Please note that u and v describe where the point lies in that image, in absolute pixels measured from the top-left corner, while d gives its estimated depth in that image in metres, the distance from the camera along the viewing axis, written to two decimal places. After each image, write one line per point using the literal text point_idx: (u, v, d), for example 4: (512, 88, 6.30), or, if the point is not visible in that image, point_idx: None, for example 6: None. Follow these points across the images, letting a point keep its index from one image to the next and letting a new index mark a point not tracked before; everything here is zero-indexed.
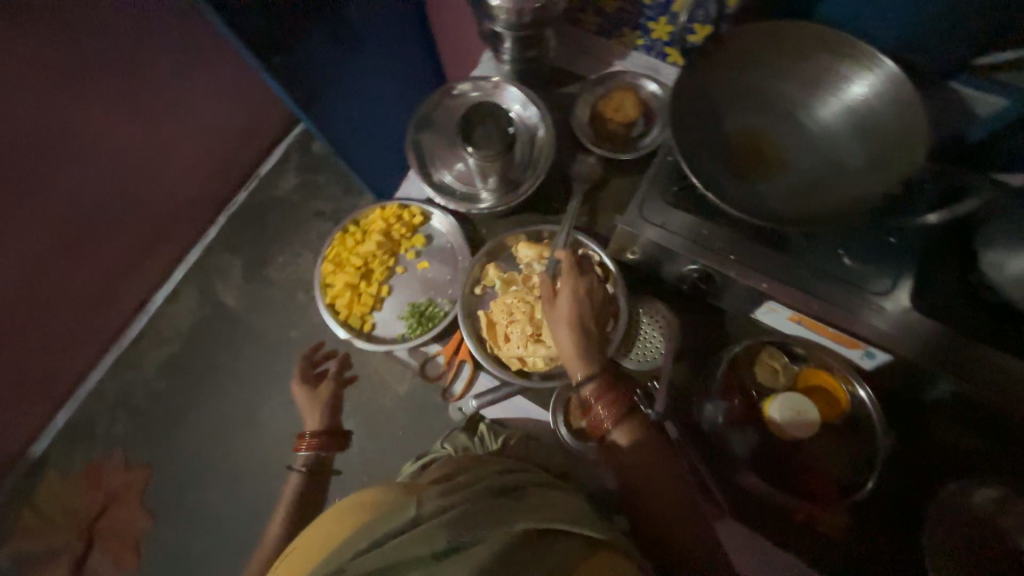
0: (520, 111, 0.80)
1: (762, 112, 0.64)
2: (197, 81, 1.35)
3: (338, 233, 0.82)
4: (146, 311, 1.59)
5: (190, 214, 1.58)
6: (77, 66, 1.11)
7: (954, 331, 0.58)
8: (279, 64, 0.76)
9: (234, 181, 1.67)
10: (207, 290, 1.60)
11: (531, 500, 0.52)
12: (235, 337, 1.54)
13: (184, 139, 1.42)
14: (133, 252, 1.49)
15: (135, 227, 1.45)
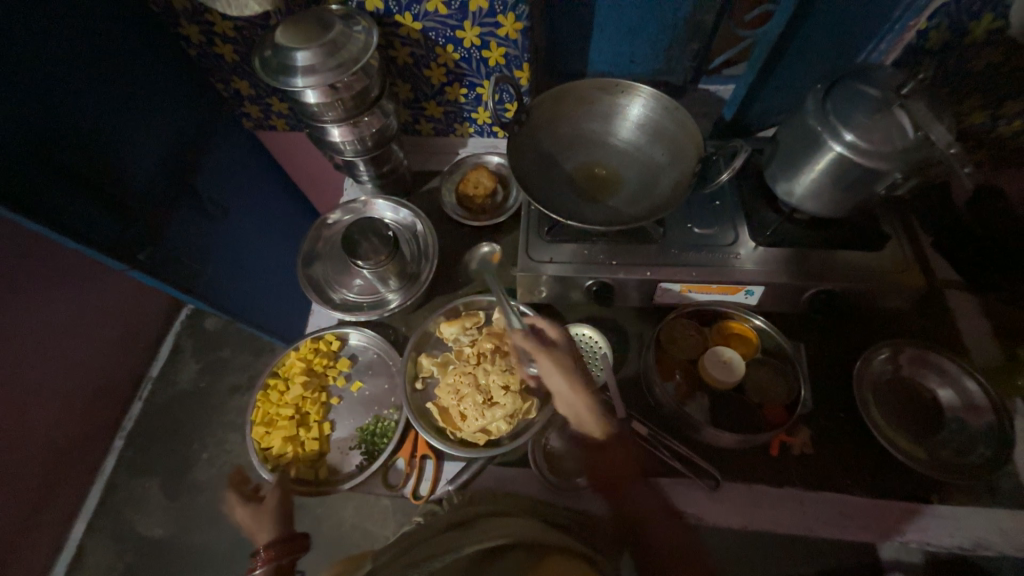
0: (394, 216, 0.88)
1: (586, 150, 0.78)
2: (60, 309, 1.26)
3: (260, 393, 0.79)
4: None
5: (80, 454, 1.38)
6: None
7: (793, 248, 0.73)
8: (145, 260, 0.75)
9: (124, 397, 1.51)
10: (123, 532, 1.37)
11: (487, 527, 0.53)
12: (176, 569, 1.32)
13: (56, 375, 1.28)
14: (15, 530, 1.23)
15: (14, 499, 1.22)
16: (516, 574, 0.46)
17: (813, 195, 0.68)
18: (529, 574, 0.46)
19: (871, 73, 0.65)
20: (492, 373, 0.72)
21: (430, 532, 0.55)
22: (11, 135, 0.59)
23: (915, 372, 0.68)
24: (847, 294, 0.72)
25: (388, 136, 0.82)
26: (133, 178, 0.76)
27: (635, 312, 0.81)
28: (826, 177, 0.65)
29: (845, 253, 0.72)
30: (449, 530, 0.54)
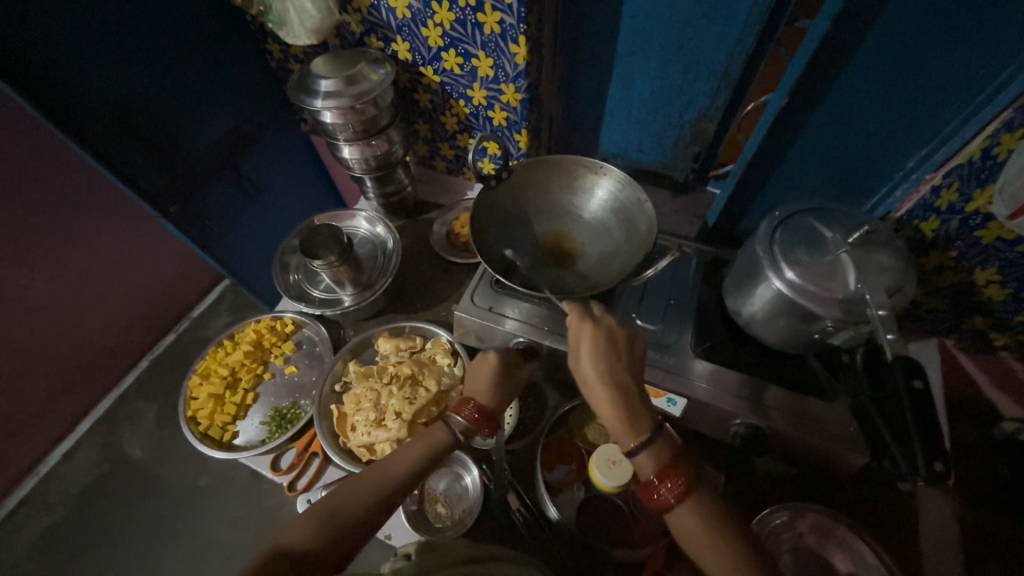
0: (371, 229, 0.96)
1: (558, 218, 0.83)
2: (138, 237, 1.44)
3: (212, 347, 0.88)
4: (36, 474, 1.40)
5: (108, 362, 1.51)
6: (12, 230, 1.16)
7: (732, 369, 0.70)
8: (175, 213, 0.91)
9: (163, 325, 1.66)
10: (110, 443, 1.45)
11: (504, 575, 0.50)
12: (136, 495, 1.33)
13: (114, 290, 1.44)
14: (32, 409, 1.35)
15: (44, 383, 1.36)
16: None
17: (760, 321, 0.65)
18: None
19: (837, 212, 0.63)
20: (394, 396, 0.76)
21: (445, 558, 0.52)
22: (103, 91, 0.77)
23: (824, 545, 0.60)
24: (774, 435, 0.66)
25: (392, 161, 0.93)
26: (189, 147, 0.92)
27: (563, 386, 0.79)
28: (768, 306, 0.62)
29: (782, 392, 0.67)
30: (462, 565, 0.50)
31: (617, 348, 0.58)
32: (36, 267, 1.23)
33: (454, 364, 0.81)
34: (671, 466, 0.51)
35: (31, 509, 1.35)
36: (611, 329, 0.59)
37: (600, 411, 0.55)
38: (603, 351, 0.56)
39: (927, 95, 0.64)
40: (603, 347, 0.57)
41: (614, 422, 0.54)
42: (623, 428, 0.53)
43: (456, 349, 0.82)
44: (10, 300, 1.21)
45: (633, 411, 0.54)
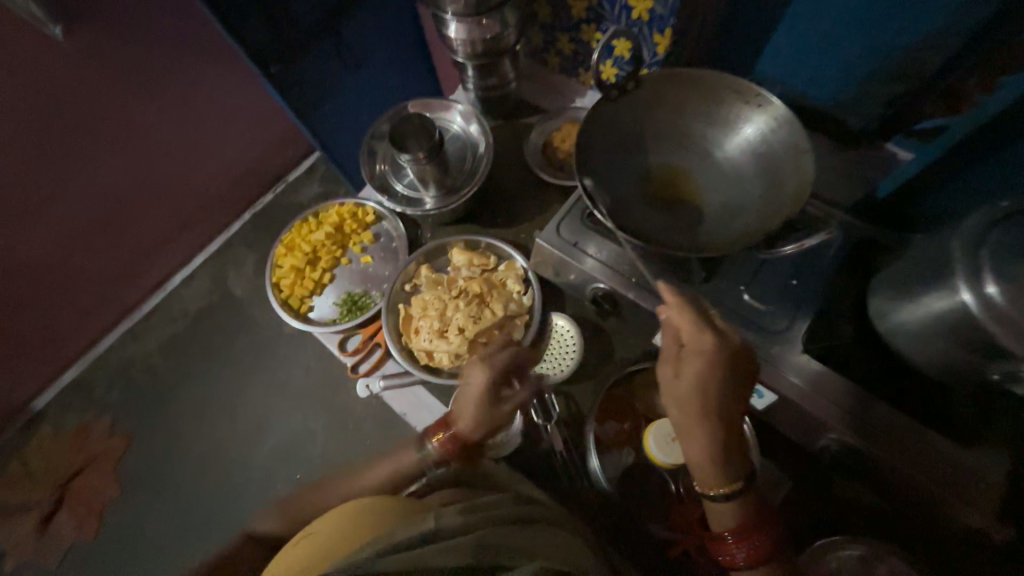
0: (464, 125, 0.87)
1: (681, 153, 0.69)
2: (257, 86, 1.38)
3: (298, 221, 0.91)
4: (163, 290, 1.54)
5: (219, 206, 1.56)
6: (154, 59, 1.15)
7: (849, 380, 0.58)
8: (276, 73, 0.89)
9: (263, 181, 1.64)
10: (219, 278, 1.55)
11: (552, 544, 0.46)
12: (234, 328, 1.47)
13: (231, 137, 1.43)
14: (163, 234, 1.45)
15: (170, 212, 1.44)
16: None
17: (912, 336, 0.52)
18: None
19: None
20: (460, 311, 0.74)
21: (498, 511, 0.48)
22: None
23: None
24: (868, 459, 0.57)
25: (501, 49, 0.80)
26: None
27: (634, 343, 0.73)
28: (935, 321, 0.48)
29: (903, 418, 0.55)
30: (511, 520, 0.47)
31: (730, 376, 0.50)
32: (164, 106, 1.23)
33: (524, 293, 0.77)
34: (752, 528, 0.52)
35: (160, 316, 1.51)
36: (732, 355, 0.50)
37: (689, 446, 0.52)
38: (713, 387, 0.50)
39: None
40: (715, 381, 0.50)
41: (704, 464, 0.52)
42: (713, 471, 0.52)
43: (529, 279, 0.77)
44: (148, 129, 1.24)
45: (727, 461, 0.51)
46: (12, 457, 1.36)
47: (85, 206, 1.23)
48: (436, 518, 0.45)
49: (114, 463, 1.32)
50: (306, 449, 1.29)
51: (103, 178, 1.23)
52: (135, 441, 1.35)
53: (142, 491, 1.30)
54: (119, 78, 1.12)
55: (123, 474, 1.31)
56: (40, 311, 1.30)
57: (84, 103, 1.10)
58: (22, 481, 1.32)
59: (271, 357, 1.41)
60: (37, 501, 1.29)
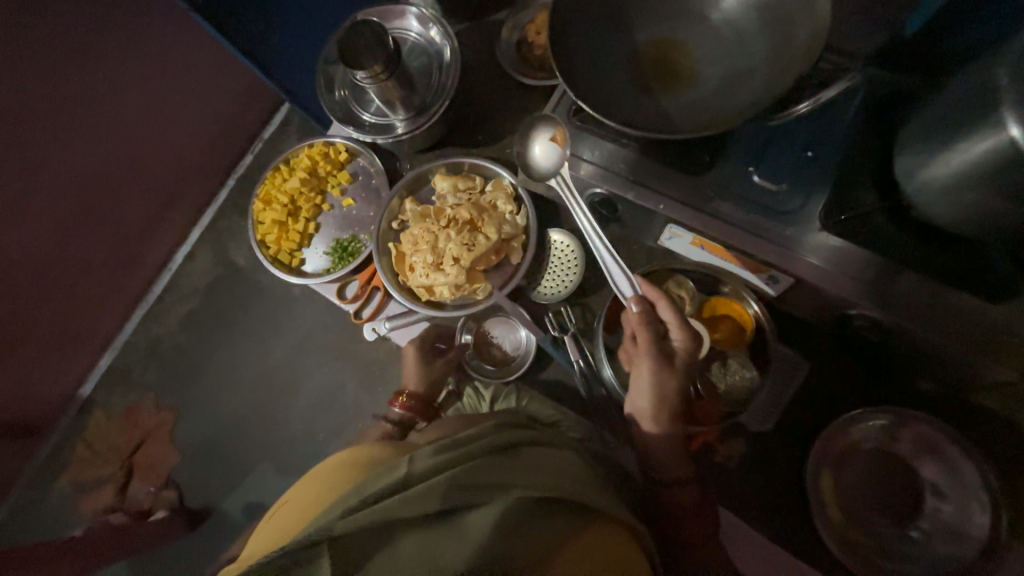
0: (424, 33, 0.77)
1: (670, 23, 0.60)
2: (198, 32, 1.23)
3: (269, 174, 0.85)
4: (168, 270, 1.52)
5: (198, 174, 1.44)
6: (81, 19, 1.04)
7: (873, 253, 0.53)
8: (207, 8, 0.80)
9: (237, 146, 1.48)
10: (219, 250, 1.50)
11: (534, 464, 0.47)
12: (244, 295, 1.46)
13: (189, 96, 1.30)
14: (150, 212, 1.40)
15: (149, 189, 1.36)
16: (554, 543, 0.42)
17: (942, 191, 0.46)
18: (573, 542, 0.43)
19: None
20: (451, 241, 0.70)
21: (477, 442, 0.48)
22: None
23: (918, 455, 0.56)
24: (899, 333, 0.55)
25: None
26: None
27: (640, 250, 0.70)
28: (973, 170, 0.42)
29: (932, 285, 0.52)
30: (487, 453, 0.47)
31: (677, 368, 0.58)
32: (108, 72, 1.12)
33: (517, 213, 0.72)
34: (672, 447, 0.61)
35: (172, 295, 1.50)
36: (677, 347, 0.58)
37: (636, 400, 0.60)
38: (660, 373, 0.57)
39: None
40: (661, 365, 0.57)
41: (646, 417, 0.60)
42: (651, 423, 0.60)
43: (522, 197, 0.72)
44: (98, 100, 1.14)
45: (661, 421, 0.60)
46: (75, 440, 1.45)
47: (61, 195, 1.18)
48: (409, 463, 0.44)
49: (168, 434, 1.40)
50: (340, 400, 1.33)
51: (70, 162, 1.16)
52: (181, 413, 1.42)
53: (199, 456, 1.38)
54: (48, 48, 1.02)
55: (178, 443, 1.39)
56: (54, 304, 1.31)
57: (20, 83, 1.01)
58: (91, 458, 1.43)
59: (287, 318, 1.41)
60: (109, 475, 1.40)
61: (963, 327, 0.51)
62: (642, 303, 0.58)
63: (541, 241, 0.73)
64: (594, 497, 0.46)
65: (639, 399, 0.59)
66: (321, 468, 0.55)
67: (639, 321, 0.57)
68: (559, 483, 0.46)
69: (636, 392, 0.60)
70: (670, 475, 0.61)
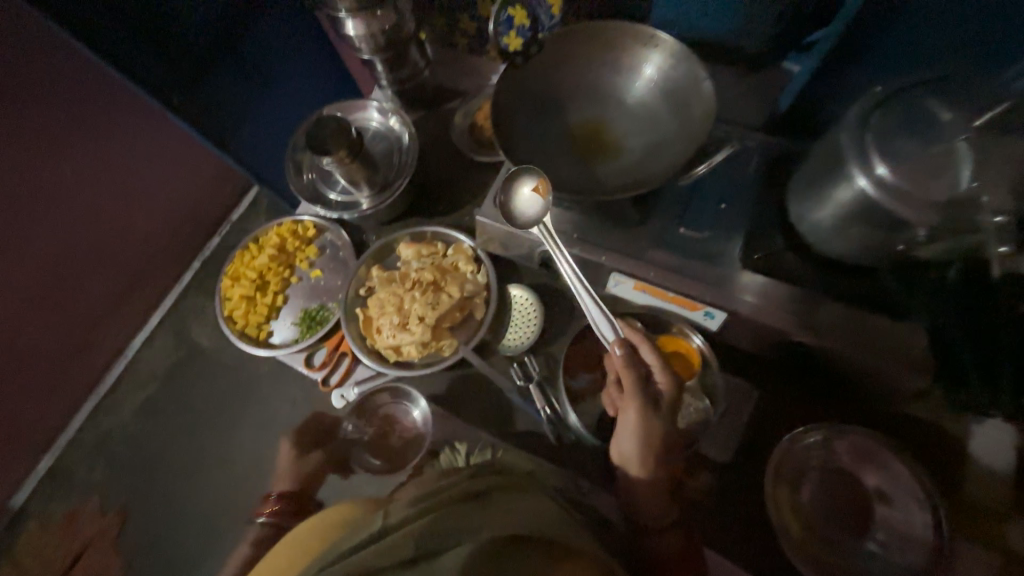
0: (384, 122, 0.87)
1: (595, 106, 0.71)
2: (172, 127, 1.32)
3: (238, 251, 0.89)
4: (124, 357, 1.45)
5: (165, 258, 1.46)
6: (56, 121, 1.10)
7: (789, 285, 0.61)
8: (182, 107, 0.87)
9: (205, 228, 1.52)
10: (181, 332, 1.47)
11: (502, 506, 0.47)
12: (207, 376, 1.41)
13: (159, 185, 1.36)
14: (110, 298, 1.38)
15: (111, 275, 1.35)
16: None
17: (829, 229, 0.55)
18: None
19: (942, 83, 0.49)
20: (416, 302, 0.74)
21: (449, 492, 0.50)
22: None
23: (859, 467, 0.61)
24: (824, 353, 0.61)
25: (403, 39, 0.82)
26: (179, 27, 0.83)
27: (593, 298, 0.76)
28: (843, 212, 0.52)
29: (845, 310, 0.59)
30: (455, 501, 0.48)
31: (662, 410, 0.59)
32: (78, 167, 1.17)
33: (478, 272, 0.78)
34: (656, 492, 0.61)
35: (127, 383, 1.43)
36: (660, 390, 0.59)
37: (622, 442, 0.60)
38: (647, 417, 0.58)
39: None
40: (648, 409, 0.58)
41: (633, 460, 0.60)
42: (638, 466, 0.60)
43: (481, 257, 0.78)
44: (66, 193, 1.17)
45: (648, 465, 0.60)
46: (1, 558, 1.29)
47: (15, 287, 1.16)
48: (382, 519, 0.46)
49: (113, 541, 1.27)
50: None
51: (30, 254, 1.16)
52: (129, 513, 1.29)
53: (147, 563, 1.24)
54: (20, 148, 1.06)
55: (123, 549, 1.26)
56: None
57: None
58: None
59: (253, 397, 1.36)
60: None
61: (874, 344, 0.58)
62: (626, 347, 0.58)
63: (501, 297, 0.78)
64: (567, 534, 0.46)
65: (625, 439, 0.60)
66: (283, 545, 0.54)
67: (625, 366, 0.58)
68: (526, 520, 0.46)
69: (622, 434, 0.60)
70: (650, 519, 0.61)
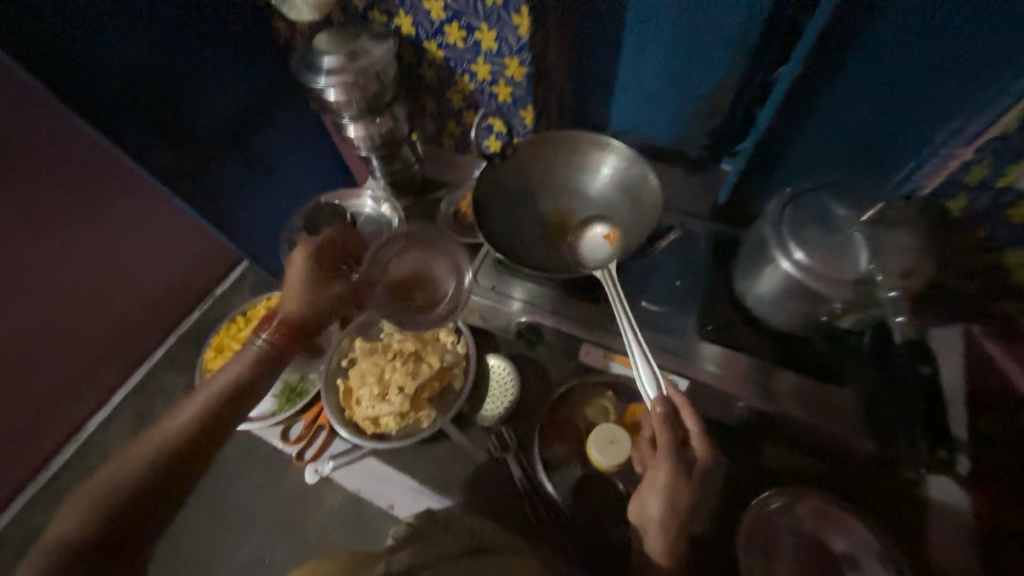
0: (375, 207, 0.96)
1: (563, 198, 0.82)
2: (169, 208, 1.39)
3: (224, 323, 0.92)
4: (78, 440, 1.33)
5: (139, 334, 1.40)
6: None
7: (740, 352, 0.67)
8: (188, 190, 0.92)
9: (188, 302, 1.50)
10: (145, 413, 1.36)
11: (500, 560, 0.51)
12: None
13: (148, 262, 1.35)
14: (73, 377, 1.29)
15: (79, 352, 1.28)
16: None
17: (764, 301, 0.63)
18: None
19: (837, 184, 0.60)
20: (397, 372, 0.77)
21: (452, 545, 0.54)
22: (112, 66, 0.76)
23: (824, 530, 0.62)
24: (780, 420, 0.65)
25: (397, 138, 0.95)
26: (199, 125, 0.92)
27: (566, 367, 0.80)
28: (778, 288, 0.60)
29: (795, 376, 0.65)
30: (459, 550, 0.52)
31: (690, 478, 0.58)
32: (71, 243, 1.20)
33: (457, 342, 0.83)
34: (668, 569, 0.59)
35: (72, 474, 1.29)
36: (695, 457, 0.59)
37: (649, 505, 0.59)
38: (676, 482, 0.57)
39: (968, 44, 0.59)
40: (679, 473, 0.58)
41: (654, 529, 0.59)
42: (660, 536, 0.59)
43: (461, 327, 0.83)
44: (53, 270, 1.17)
45: (667, 536, 0.58)
46: None
47: None
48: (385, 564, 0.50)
49: None
50: None
51: None
52: None
53: None
54: None
55: None
56: None
57: None
58: None
59: None
60: None
61: (823, 406, 0.62)
62: (666, 406, 0.58)
63: (478, 366, 0.81)
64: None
65: (651, 502, 0.58)
66: None
67: (663, 425, 0.58)
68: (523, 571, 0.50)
69: (648, 496, 0.59)
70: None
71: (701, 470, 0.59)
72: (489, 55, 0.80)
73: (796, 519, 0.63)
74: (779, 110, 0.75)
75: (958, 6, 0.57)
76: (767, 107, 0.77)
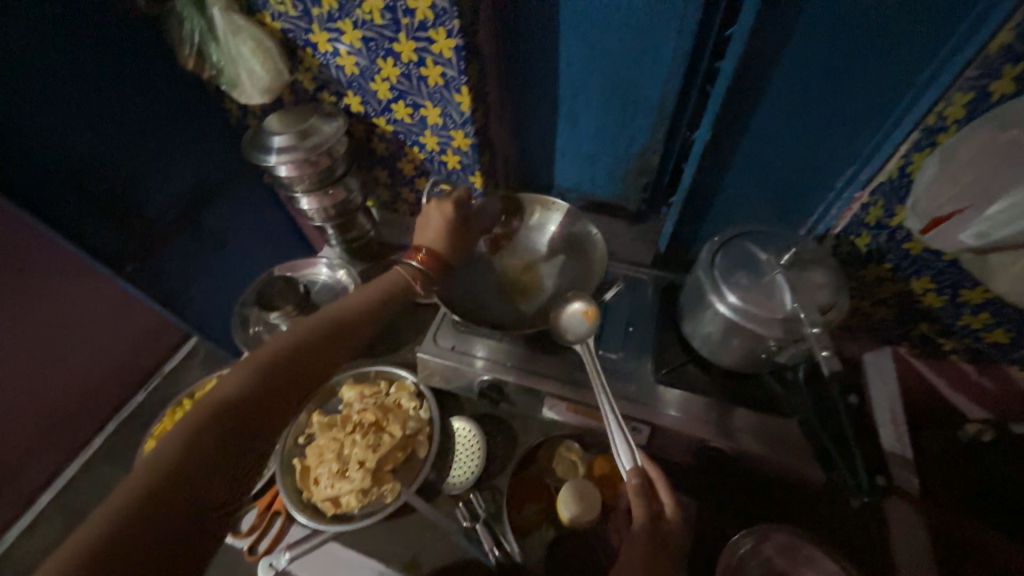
0: (331, 275, 0.96)
1: (516, 255, 0.86)
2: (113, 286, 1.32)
3: (169, 409, 0.87)
4: None
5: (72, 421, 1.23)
6: None
7: (694, 393, 0.70)
8: (131, 271, 0.89)
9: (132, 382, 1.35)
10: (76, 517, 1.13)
11: None
12: None
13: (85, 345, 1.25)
14: None
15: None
16: None
17: (709, 341, 0.67)
18: None
19: (754, 232, 0.67)
20: (358, 445, 0.74)
21: None
22: (54, 154, 0.76)
23: (795, 568, 0.62)
24: (740, 457, 0.66)
25: (351, 208, 0.97)
26: (146, 204, 0.91)
27: (532, 423, 0.79)
28: (719, 329, 0.63)
29: (749, 411, 0.67)
30: None
31: (665, 549, 0.58)
32: None
33: (420, 406, 0.80)
34: None
35: None
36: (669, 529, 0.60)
37: None
38: (651, 557, 0.57)
39: (841, 107, 0.69)
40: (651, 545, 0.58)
41: None
42: None
43: (423, 391, 0.81)
44: None
45: None
46: None
47: None
48: None
49: None
50: None
51: None
52: None
53: None
54: None
55: None
56: None
57: None
58: None
59: None
60: None
61: (777, 438, 0.65)
62: (641, 477, 0.59)
63: (443, 430, 0.79)
64: None
65: None
66: None
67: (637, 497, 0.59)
68: None
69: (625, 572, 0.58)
70: None
71: (676, 542, 0.60)
72: (436, 129, 0.85)
73: (767, 559, 0.63)
74: (699, 167, 0.83)
75: (824, 81, 0.67)
76: (689, 164, 0.85)
